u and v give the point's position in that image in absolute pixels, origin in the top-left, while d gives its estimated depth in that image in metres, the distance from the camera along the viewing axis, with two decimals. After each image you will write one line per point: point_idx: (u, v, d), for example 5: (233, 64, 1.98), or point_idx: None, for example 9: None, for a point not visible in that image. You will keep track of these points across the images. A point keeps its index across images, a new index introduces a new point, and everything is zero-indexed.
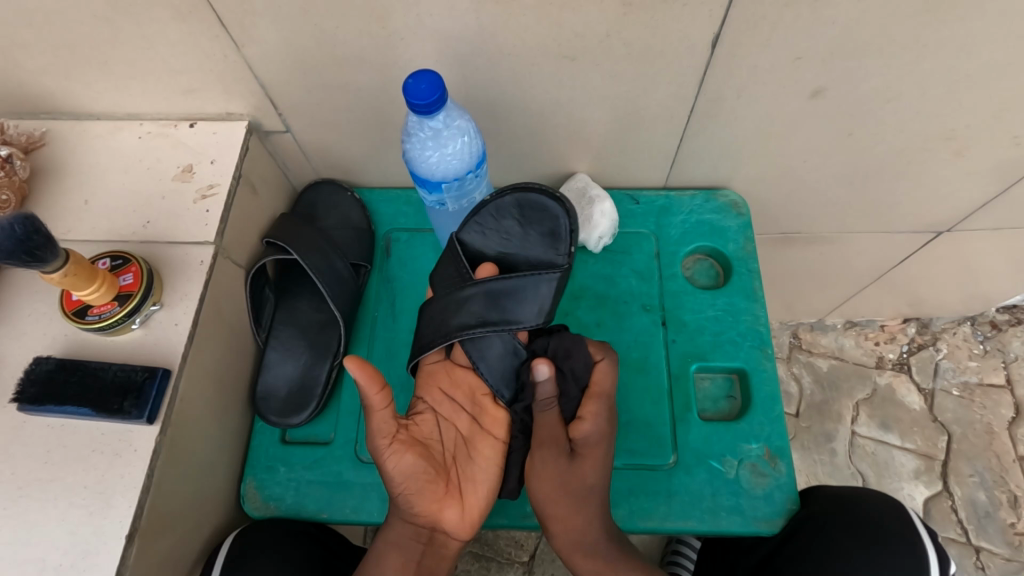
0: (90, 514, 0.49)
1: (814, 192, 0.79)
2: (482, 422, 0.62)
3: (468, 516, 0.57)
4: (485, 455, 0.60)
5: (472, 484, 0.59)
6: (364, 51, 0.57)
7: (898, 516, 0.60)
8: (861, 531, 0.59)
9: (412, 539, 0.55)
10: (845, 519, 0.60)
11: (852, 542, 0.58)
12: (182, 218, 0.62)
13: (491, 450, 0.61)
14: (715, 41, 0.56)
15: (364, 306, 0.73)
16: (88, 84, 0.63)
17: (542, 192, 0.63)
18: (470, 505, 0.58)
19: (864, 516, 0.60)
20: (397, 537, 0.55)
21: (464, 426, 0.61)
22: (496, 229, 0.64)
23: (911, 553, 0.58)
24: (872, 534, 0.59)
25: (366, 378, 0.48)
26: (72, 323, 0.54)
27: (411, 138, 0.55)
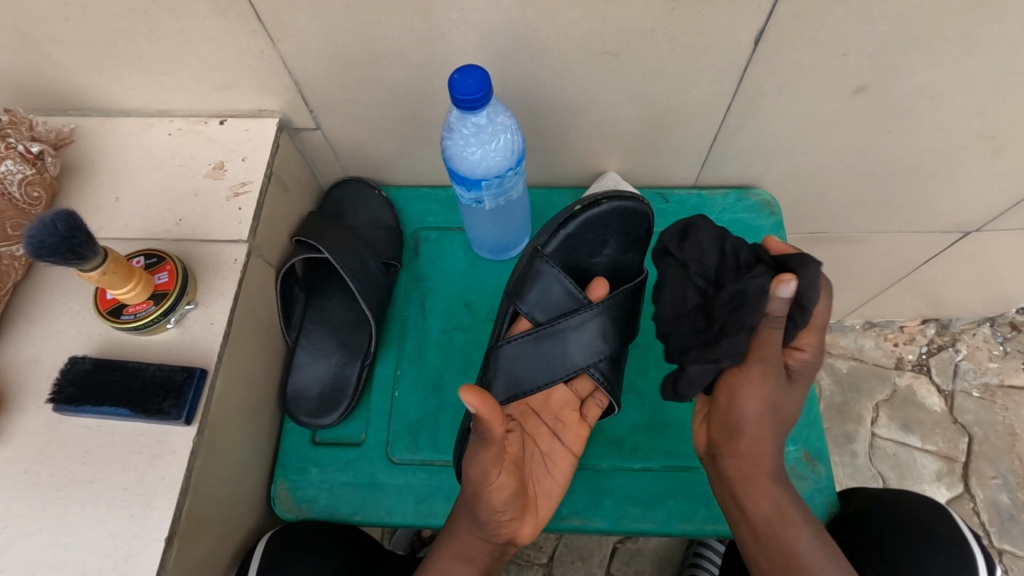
0: (129, 516, 0.49)
1: (845, 191, 0.79)
2: (563, 438, 0.62)
3: (538, 528, 0.57)
4: (561, 471, 0.60)
5: (545, 498, 0.58)
6: (403, 47, 0.56)
7: (930, 509, 0.60)
8: (897, 529, 0.58)
9: (482, 553, 0.55)
10: (882, 520, 0.59)
11: (893, 541, 0.57)
12: (214, 215, 0.61)
13: (567, 467, 0.60)
14: (758, 38, 0.55)
15: (394, 305, 0.73)
16: (120, 80, 0.62)
17: (631, 200, 0.61)
18: (542, 517, 0.58)
19: (898, 513, 0.60)
20: (461, 550, 0.54)
21: (545, 443, 0.62)
22: (572, 244, 0.62)
23: (953, 546, 0.57)
24: (909, 531, 0.58)
25: (488, 414, 0.46)
26: (107, 322, 0.53)
27: (453, 134, 0.54)
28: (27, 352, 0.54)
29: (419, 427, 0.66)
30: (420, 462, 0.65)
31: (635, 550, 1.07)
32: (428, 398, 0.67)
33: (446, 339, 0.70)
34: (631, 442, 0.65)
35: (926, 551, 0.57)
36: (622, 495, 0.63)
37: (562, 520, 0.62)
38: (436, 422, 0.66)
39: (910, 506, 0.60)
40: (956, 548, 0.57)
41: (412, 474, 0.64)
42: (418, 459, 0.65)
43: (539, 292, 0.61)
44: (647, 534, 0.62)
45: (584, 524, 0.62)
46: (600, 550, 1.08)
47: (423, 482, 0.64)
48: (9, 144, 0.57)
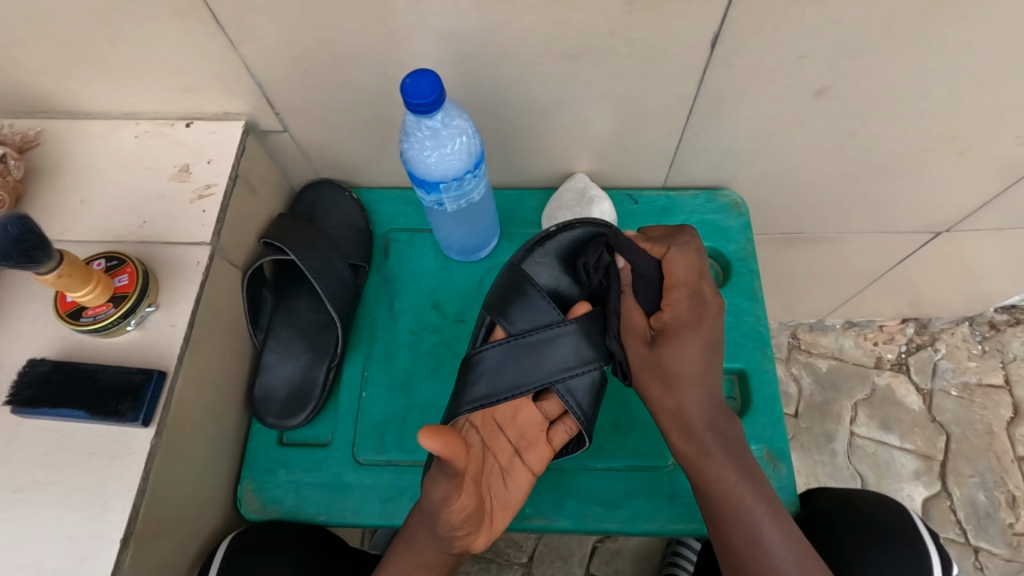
0: (85, 517, 0.49)
1: (814, 192, 0.79)
2: (524, 456, 0.61)
3: (493, 533, 0.56)
4: (518, 487, 0.59)
5: (499, 509, 0.57)
6: (364, 50, 0.57)
7: (886, 507, 0.61)
8: (857, 527, 0.59)
9: (436, 561, 0.54)
10: (844, 522, 0.60)
11: (855, 541, 0.58)
12: (178, 218, 0.61)
13: (526, 484, 0.59)
14: (714, 41, 0.56)
15: (363, 306, 0.73)
16: (85, 83, 0.62)
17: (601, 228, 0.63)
18: (497, 526, 0.56)
19: (859, 515, 0.60)
20: (419, 560, 0.53)
21: (506, 457, 0.61)
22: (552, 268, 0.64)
23: (910, 544, 0.58)
24: (868, 529, 0.59)
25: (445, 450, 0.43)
26: (67, 324, 0.53)
27: (409, 138, 0.54)
28: None
29: (385, 428, 0.66)
30: (386, 462, 0.65)
31: (615, 550, 1.08)
32: (395, 400, 0.68)
33: (414, 340, 0.70)
34: (596, 443, 0.66)
35: (885, 548, 0.57)
36: (585, 494, 0.64)
37: (525, 521, 0.63)
38: (402, 423, 0.67)
39: (870, 507, 0.61)
40: (912, 545, 0.57)
41: (377, 474, 0.65)
42: (383, 460, 0.65)
43: (521, 306, 0.62)
44: (610, 533, 0.63)
45: (547, 524, 0.62)
46: (580, 550, 1.09)
47: (388, 482, 0.64)
48: None
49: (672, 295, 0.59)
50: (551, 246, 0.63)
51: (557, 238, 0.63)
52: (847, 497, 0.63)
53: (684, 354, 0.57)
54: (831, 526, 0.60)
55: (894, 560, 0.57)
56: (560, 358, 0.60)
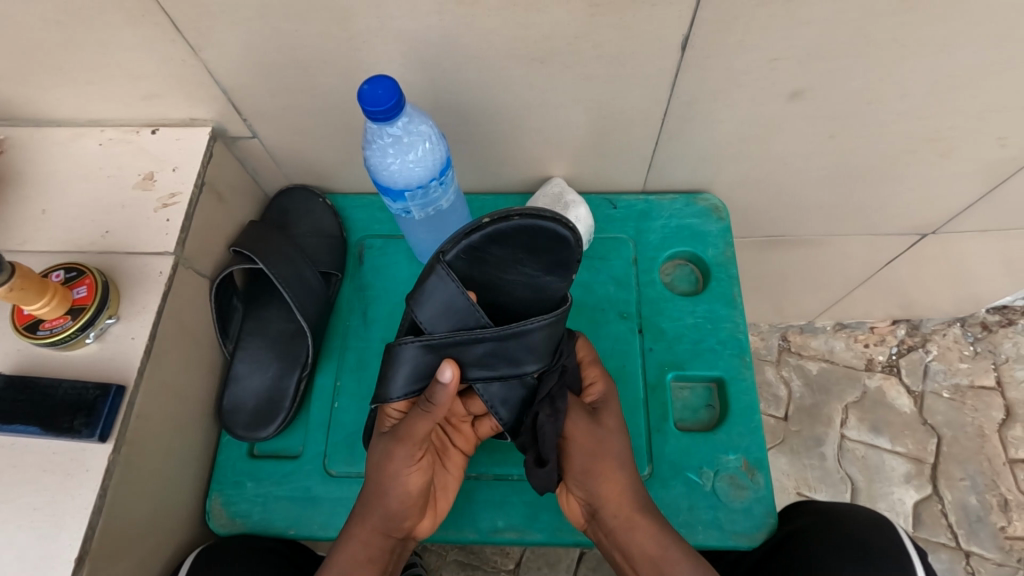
0: (39, 537, 0.48)
1: (796, 195, 0.78)
2: (455, 437, 0.62)
3: (435, 522, 0.60)
4: (454, 467, 0.61)
5: (443, 494, 0.60)
6: (327, 55, 0.56)
7: (870, 521, 0.59)
8: (839, 542, 0.58)
9: (382, 551, 0.56)
10: (826, 539, 0.59)
11: (828, 549, 0.58)
12: (141, 227, 0.60)
13: (460, 463, 0.61)
14: (684, 43, 0.54)
15: (335, 315, 0.72)
16: (46, 91, 0.61)
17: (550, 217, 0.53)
18: (439, 511, 0.60)
19: (842, 530, 0.59)
20: (368, 551, 0.55)
21: (439, 440, 0.61)
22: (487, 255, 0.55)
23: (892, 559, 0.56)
24: (850, 546, 0.57)
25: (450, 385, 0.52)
26: (24, 338, 0.52)
27: (371, 145, 0.53)
28: None
29: (356, 439, 0.65)
30: (356, 474, 0.64)
31: (602, 557, 1.07)
32: (366, 410, 0.66)
33: None
34: None
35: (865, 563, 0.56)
36: (558, 507, 0.62)
37: (498, 534, 0.62)
38: None
39: (853, 522, 0.60)
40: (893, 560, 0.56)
41: (348, 487, 0.63)
42: (354, 472, 0.64)
43: (438, 306, 0.55)
44: (584, 546, 0.61)
45: (519, 537, 0.61)
46: (567, 556, 1.08)
47: (358, 495, 0.63)
48: None
49: (641, 344, 0.61)
50: (481, 235, 0.54)
51: (488, 227, 0.53)
52: (831, 512, 0.62)
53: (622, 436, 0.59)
54: (813, 545, 0.59)
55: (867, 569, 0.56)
56: (488, 364, 0.55)
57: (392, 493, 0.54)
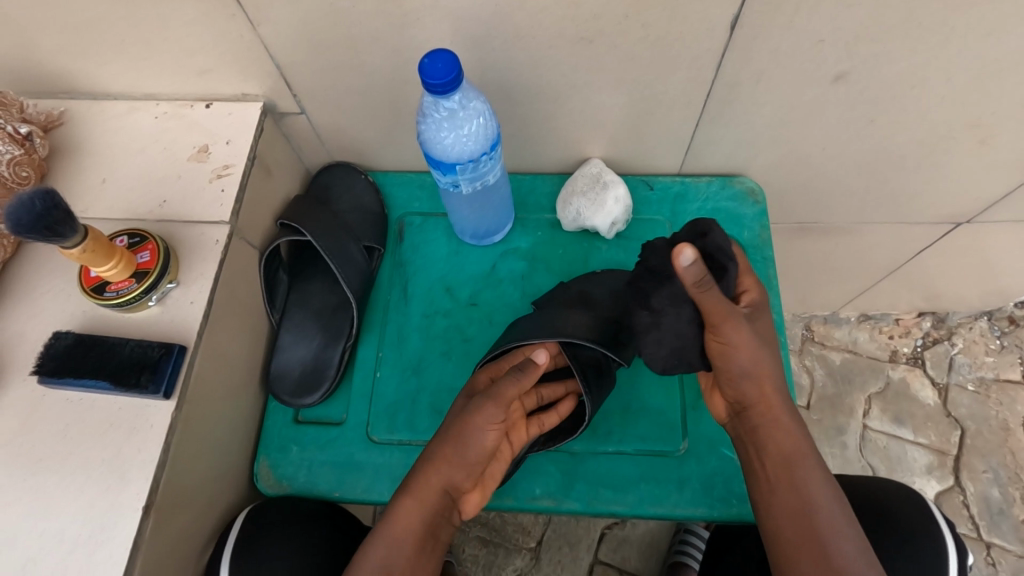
0: (107, 487, 0.50)
1: (831, 180, 0.78)
2: (540, 423, 0.61)
3: (478, 504, 0.58)
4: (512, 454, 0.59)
5: (493, 477, 0.58)
6: (380, 32, 0.57)
7: (871, 496, 0.60)
8: (886, 542, 0.57)
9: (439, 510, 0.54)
10: (878, 548, 0.57)
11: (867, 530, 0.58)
12: (197, 197, 0.62)
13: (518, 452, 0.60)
14: (734, 23, 0.55)
15: (376, 289, 0.74)
16: (105, 64, 0.63)
17: None
18: (484, 494, 0.58)
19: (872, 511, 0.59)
20: (428, 511, 0.54)
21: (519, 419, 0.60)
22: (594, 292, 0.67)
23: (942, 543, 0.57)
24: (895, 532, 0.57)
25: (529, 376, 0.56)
26: (91, 299, 0.55)
27: (426, 119, 0.54)
28: (10, 329, 0.55)
29: (397, 408, 0.67)
30: (397, 442, 0.66)
31: (622, 538, 1.09)
32: (407, 381, 0.68)
33: (426, 323, 0.71)
34: (606, 427, 0.65)
35: (915, 547, 0.57)
36: (594, 477, 0.63)
37: (534, 501, 0.63)
38: (414, 403, 0.67)
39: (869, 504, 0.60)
40: (935, 537, 0.57)
41: (390, 454, 0.66)
42: (396, 439, 0.66)
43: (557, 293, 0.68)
44: (618, 516, 0.62)
45: (555, 505, 0.63)
46: (588, 536, 1.10)
47: (399, 462, 0.65)
48: None
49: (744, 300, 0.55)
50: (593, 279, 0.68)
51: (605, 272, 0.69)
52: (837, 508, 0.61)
53: (737, 358, 0.53)
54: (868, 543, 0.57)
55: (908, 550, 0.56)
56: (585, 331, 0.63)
57: (467, 449, 0.53)
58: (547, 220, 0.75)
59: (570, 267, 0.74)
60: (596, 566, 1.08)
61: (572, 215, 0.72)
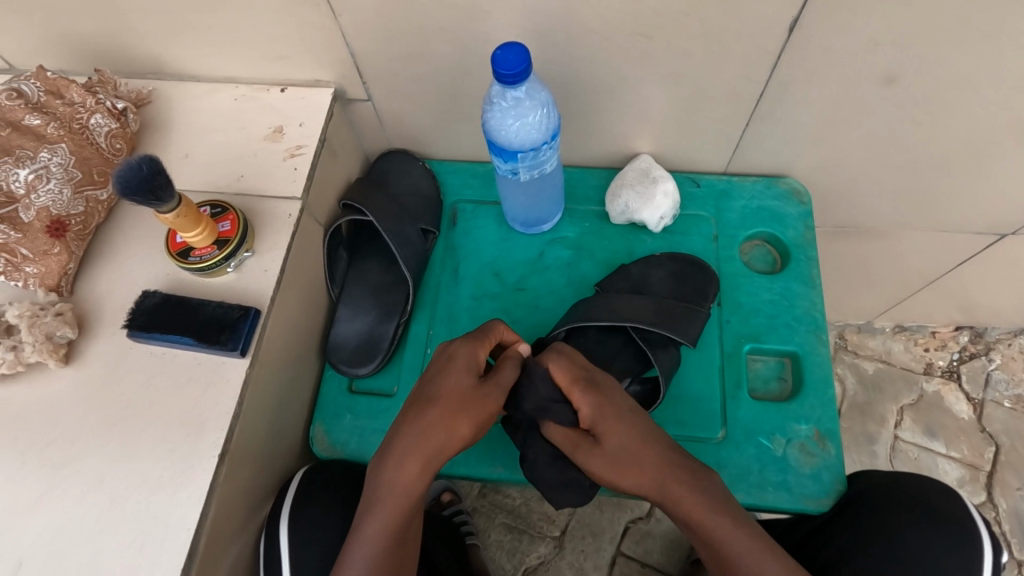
0: (186, 434, 0.54)
1: (876, 185, 0.79)
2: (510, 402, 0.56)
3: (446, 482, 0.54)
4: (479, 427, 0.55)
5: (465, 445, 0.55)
6: (452, 23, 0.60)
7: (900, 482, 0.62)
8: (910, 523, 0.59)
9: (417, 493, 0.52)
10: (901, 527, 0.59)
11: (892, 513, 0.60)
12: (272, 173, 0.66)
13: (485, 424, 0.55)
14: (792, 24, 0.57)
15: (429, 269, 0.77)
16: (193, 48, 0.68)
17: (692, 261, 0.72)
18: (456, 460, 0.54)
19: (899, 494, 0.61)
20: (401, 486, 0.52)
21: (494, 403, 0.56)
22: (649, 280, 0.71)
23: (963, 520, 0.59)
24: (921, 517, 0.59)
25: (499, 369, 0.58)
26: (176, 262, 0.59)
27: (493, 107, 0.57)
28: (102, 286, 0.60)
29: None
30: None
31: (645, 531, 1.11)
32: None
33: (476, 305, 0.74)
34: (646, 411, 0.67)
35: (939, 531, 0.59)
36: None
37: None
38: None
39: (888, 495, 0.61)
40: (963, 526, 0.59)
41: None
42: None
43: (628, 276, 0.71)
44: None
45: (595, 483, 0.65)
46: (612, 529, 1.12)
47: None
48: (97, 100, 0.62)
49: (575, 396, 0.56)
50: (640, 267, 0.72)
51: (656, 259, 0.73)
52: (864, 501, 0.61)
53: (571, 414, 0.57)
54: (893, 527, 0.59)
55: (932, 533, 0.58)
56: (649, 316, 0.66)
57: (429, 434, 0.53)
58: (594, 212, 0.78)
59: (615, 257, 0.76)
60: (618, 558, 1.09)
61: (620, 208, 0.75)
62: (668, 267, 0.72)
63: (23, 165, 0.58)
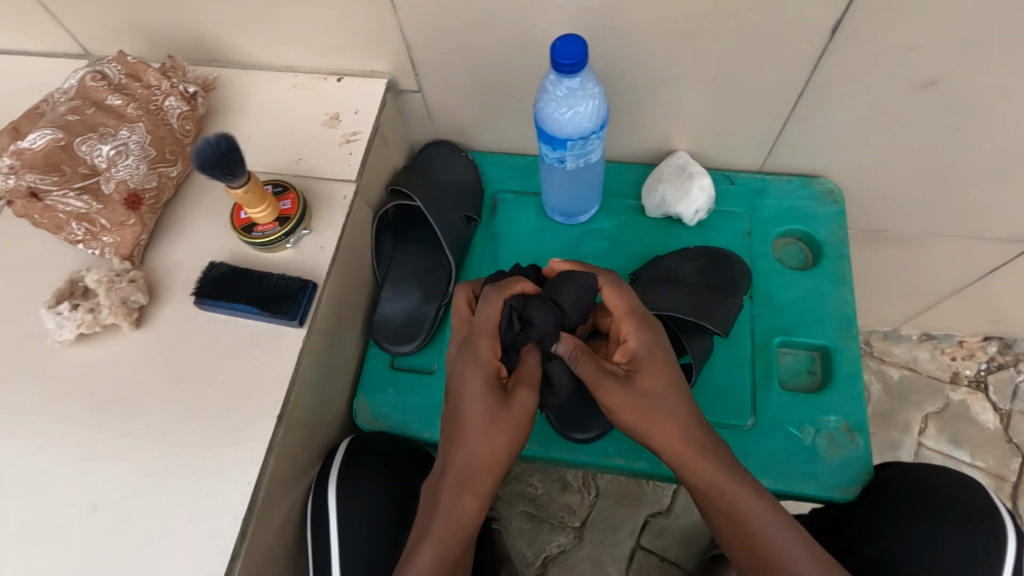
0: (246, 396, 0.58)
1: (910, 189, 0.80)
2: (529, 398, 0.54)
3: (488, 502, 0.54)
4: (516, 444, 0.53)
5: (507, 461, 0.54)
6: (506, 19, 0.64)
7: (927, 476, 0.62)
8: (931, 517, 0.60)
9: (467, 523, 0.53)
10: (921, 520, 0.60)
11: (914, 505, 0.61)
12: (328, 157, 0.70)
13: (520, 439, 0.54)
14: (836, 26, 0.59)
15: (470, 255, 0.80)
16: (259, 37, 0.72)
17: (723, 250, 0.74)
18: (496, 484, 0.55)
19: (924, 488, 0.61)
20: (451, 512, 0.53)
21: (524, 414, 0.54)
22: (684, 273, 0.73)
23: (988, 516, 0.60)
24: (943, 511, 0.60)
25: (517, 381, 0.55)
26: (240, 236, 0.63)
27: (548, 96, 0.61)
28: (172, 256, 0.64)
29: None
30: None
31: (663, 526, 1.11)
32: None
33: None
34: None
35: (960, 526, 0.59)
36: None
37: (607, 458, 0.68)
38: None
39: (914, 488, 0.61)
40: (987, 521, 0.59)
41: None
42: None
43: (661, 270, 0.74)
44: (685, 480, 0.67)
45: (626, 464, 0.67)
46: (630, 522, 1.12)
47: None
48: (171, 83, 0.67)
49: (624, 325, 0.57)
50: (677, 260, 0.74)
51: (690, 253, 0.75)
52: (889, 493, 0.62)
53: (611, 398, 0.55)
54: (915, 520, 0.60)
55: (953, 528, 0.59)
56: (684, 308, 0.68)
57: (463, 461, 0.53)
58: (630, 206, 0.81)
59: (648, 250, 0.79)
60: (637, 551, 1.10)
61: (657, 201, 0.77)
62: (704, 258, 0.74)
63: (105, 141, 0.62)
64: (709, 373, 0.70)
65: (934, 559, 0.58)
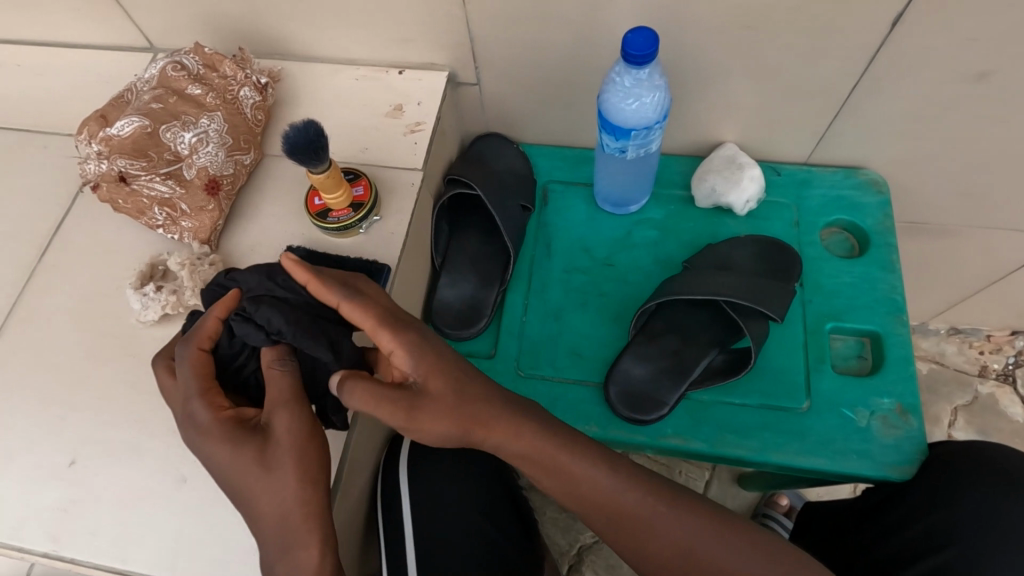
0: None
1: (952, 181, 0.82)
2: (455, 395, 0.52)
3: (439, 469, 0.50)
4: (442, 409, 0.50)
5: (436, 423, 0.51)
6: (572, 12, 0.66)
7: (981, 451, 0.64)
8: (990, 486, 0.62)
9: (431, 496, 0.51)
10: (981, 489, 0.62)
11: (971, 476, 0.62)
12: (394, 146, 0.72)
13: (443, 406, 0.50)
14: (895, 19, 0.61)
15: (524, 244, 0.82)
16: (326, 31, 0.74)
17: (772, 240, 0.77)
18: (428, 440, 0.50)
19: (979, 461, 0.63)
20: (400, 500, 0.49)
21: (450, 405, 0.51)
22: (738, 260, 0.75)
23: None
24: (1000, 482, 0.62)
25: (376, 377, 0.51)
26: (314, 222, 0.65)
27: (614, 88, 0.63)
28: (247, 241, 0.67)
29: (541, 346, 0.76)
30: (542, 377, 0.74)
31: None
32: (552, 326, 0.77)
33: (568, 278, 0.79)
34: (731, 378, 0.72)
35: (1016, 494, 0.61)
36: (720, 422, 0.70)
37: (665, 438, 0.69)
38: (557, 343, 0.76)
39: (969, 461, 0.63)
40: None
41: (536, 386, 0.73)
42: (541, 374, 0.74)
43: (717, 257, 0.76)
44: (743, 461, 0.68)
45: (684, 444, 0.69)
46: None
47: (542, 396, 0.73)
48: (245, 74, 0.69)
49: None
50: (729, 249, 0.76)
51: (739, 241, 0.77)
52: (945, 467, 0.63)
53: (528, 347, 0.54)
54: (973, 489, 0.62)
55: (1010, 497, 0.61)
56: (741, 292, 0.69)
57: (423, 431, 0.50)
58: (679, 196, 0.83)
59: (698, 239, 0.81)
60: None
61: (707, 191, 0.79)
62: (754, 246, 0.76)
63: (188, 129, 0.64)
64: (762, 357, 0.73)
65: (995, 528, 0.60)
